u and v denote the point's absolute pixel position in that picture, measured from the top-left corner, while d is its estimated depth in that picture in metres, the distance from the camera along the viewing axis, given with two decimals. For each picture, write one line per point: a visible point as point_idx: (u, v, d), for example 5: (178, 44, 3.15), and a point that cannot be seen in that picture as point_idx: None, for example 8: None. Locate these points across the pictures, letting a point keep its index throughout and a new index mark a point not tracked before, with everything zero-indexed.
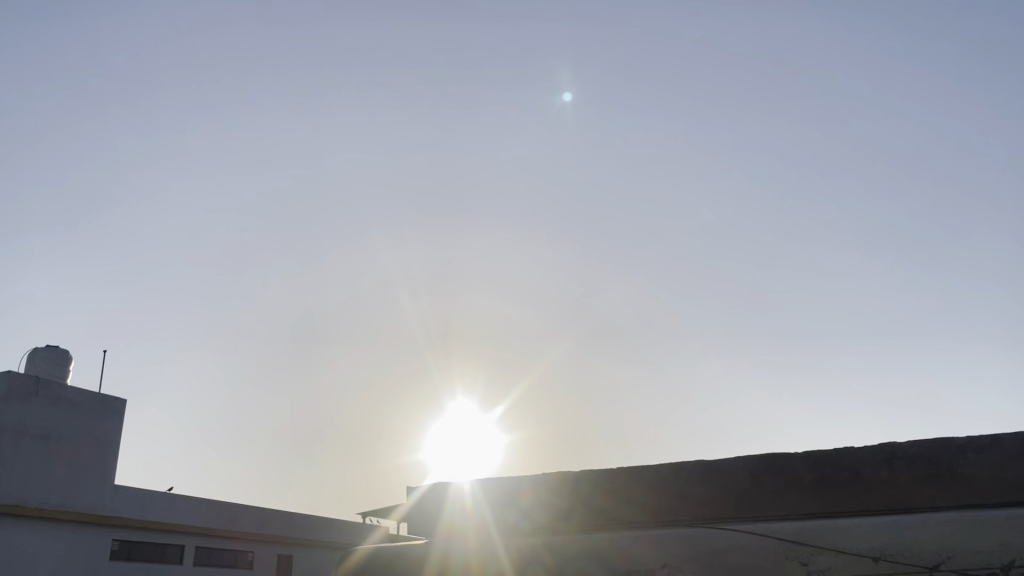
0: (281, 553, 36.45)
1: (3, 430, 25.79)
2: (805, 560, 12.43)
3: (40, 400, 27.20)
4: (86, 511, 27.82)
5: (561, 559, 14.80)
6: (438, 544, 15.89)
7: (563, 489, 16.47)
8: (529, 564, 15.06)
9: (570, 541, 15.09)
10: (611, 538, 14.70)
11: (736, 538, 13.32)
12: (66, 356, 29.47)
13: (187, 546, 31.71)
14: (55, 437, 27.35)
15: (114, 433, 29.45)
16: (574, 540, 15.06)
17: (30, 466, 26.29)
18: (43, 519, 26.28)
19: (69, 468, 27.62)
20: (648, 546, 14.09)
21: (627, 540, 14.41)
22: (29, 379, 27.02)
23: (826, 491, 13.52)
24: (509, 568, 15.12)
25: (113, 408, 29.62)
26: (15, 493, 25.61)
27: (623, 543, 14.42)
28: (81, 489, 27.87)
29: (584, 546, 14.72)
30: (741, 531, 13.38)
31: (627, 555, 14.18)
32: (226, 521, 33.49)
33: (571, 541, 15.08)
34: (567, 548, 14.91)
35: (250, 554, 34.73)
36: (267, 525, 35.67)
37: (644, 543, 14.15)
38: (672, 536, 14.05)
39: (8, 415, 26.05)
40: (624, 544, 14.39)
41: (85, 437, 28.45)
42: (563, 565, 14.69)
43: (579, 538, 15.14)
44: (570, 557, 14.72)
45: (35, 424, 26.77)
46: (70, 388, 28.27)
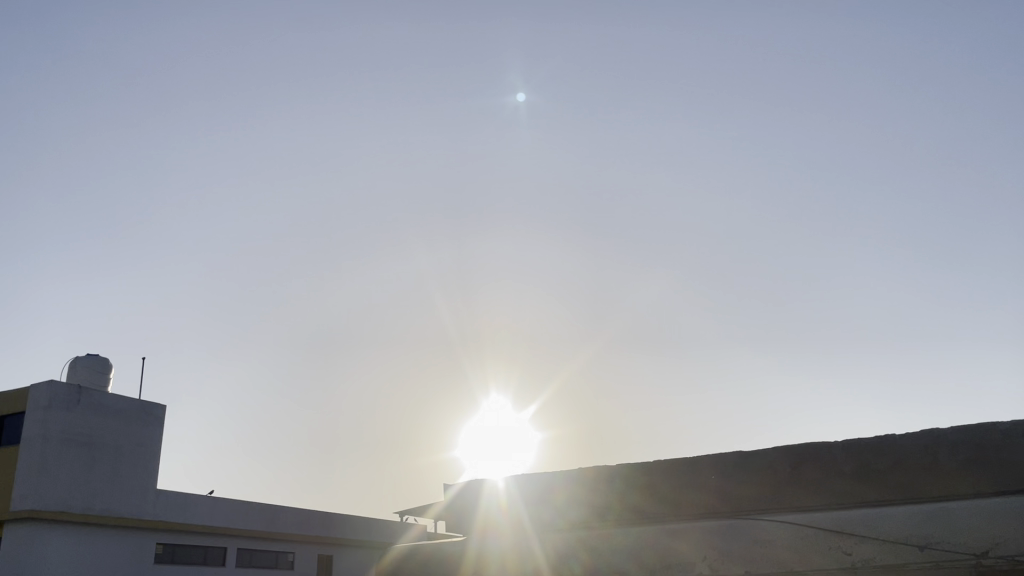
0: (322, 553, 36.87)
1: (47, 439, 26.22)
2: (849, 550, 12.37)
3: (83, 408, 27.60)
4: (130, 515, 28.32)
5: (600, 555, 14.87)
6: (474, 541, 16.03)
7: (598, 485, 16.49)
8: (565, 564, 15.13)
9: (606, 537, 15.12)
10: (647, 532, 14.72)
11: (774, 529, 13.28)
12: (106, 363, 29.97)
13: (229, 547, 32.13)
14: (97, 444, 27.79)
15: (155, 438, 29.92)
16: (610, 536, 15.08)
17: (74, 474, 26.77)
18: (88, 524, 26.85)
19: (113, 474, 28.09)
20: (685, 542, 14.09)
21: (663, 535, 14.43)
22: (72, 388, 27.38)
23: (867, 482, 13.42)
24: (546, 567, 15.21)
25: (153, 414, 30.04)
26: (61, 500, 26.11)
27: (656, 541, 14.41)
28: (125, 494, 28.36)
29: (621, 543, 14.75)
30: (778, 522, 13.37)
31: (662, 550, 14.22)
32: (266, 522, 33.89)
33: (607, 536, 15.11)
34: (604, 545, 14.93)
35: (292, 555, 35.15)
36: (307, 525, 36.02)
37: (679, 538, 14.17)
38: (707, 528, 14.05)
39: (52, 424, 26.47)
40: (660, 541, 14.40)
41: (127, 443, 28.87)
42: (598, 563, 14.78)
43: (614, 533, 15.18)
44: (606, 554, 14.79)
45: (78, 431, 27.19)
46: (110, 395, 28.64)
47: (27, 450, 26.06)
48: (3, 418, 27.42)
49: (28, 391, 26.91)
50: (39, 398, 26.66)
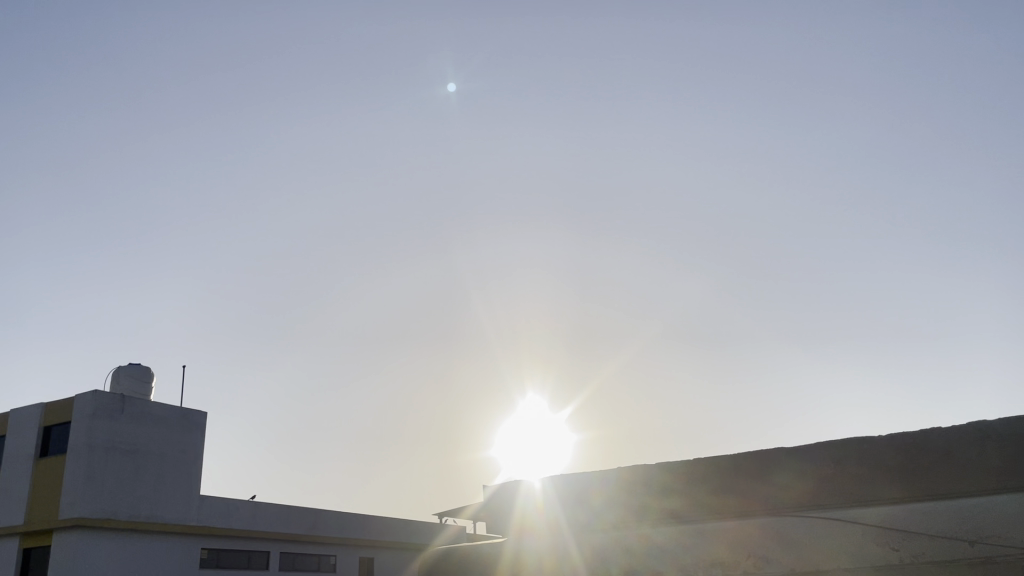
0: (363, 556, 37.15)
1: (93, 448, 26.73)
2: (897, 546, 12.27)
3: (126, 417, 28.06)
4: (174, 521, 28.79)
5: (639, 557, 14.88)
6: (511, 542, 16.14)
7: (635, 486, 16.51)
8: (601, 564, 15.18)
9: (641, 538, 15.11)
10: (685, 531, 14.74)
11: (811, 527, 13.23)
12: (148, 372, 30.50)
13: (272, 552, 32.53)
14: (141, 451, 28.27)
15: (197, 445, 30.36)
16: (648, 536, 15.07)
17: (120, 482, 27.26)
18: (135, 530, 27.35)
19: (157, 480, 28.56)
20: (725, 541, 14.06)
21: (699, 534, 14.48)
22: (115, 397, 27.85)
23: (910, 478, 13.31)
24: (584, 568, 15.28)
25: (195, 421, 30.48)
26: (107, 507, 26.62)
27: (694, 546, 14.36)
28: (169, 501, 28.82)
29: (660, 544, 14.74)
30: (817, 520, 13.30)
31: (701, 550, 14.21)
32: (308, 526, 34.26)
33: (642, 538, 15.10)
34: (641, 547, 14.93)
35: (334, 558, 35.48)
36: (348, 528, 36.34)
37: (718, 537, 14.15)
38: (747, 526, 14.02)
39: (96, 433, 26.97)
40: (698, 542, 14.39)
41: (170, 451, 29.32)
42: (634, 565, 14.83)
43: (651, 533, 15.16)
44: (643, 556, 14.81)
45: (121, 439, 27.67)
46: (152, 403, 29.07)
47: (73, 459, 26.58)
48: (50, 427, 27.99)
49: (73, 401, 27.41)
50: (84, 408, 27.13)
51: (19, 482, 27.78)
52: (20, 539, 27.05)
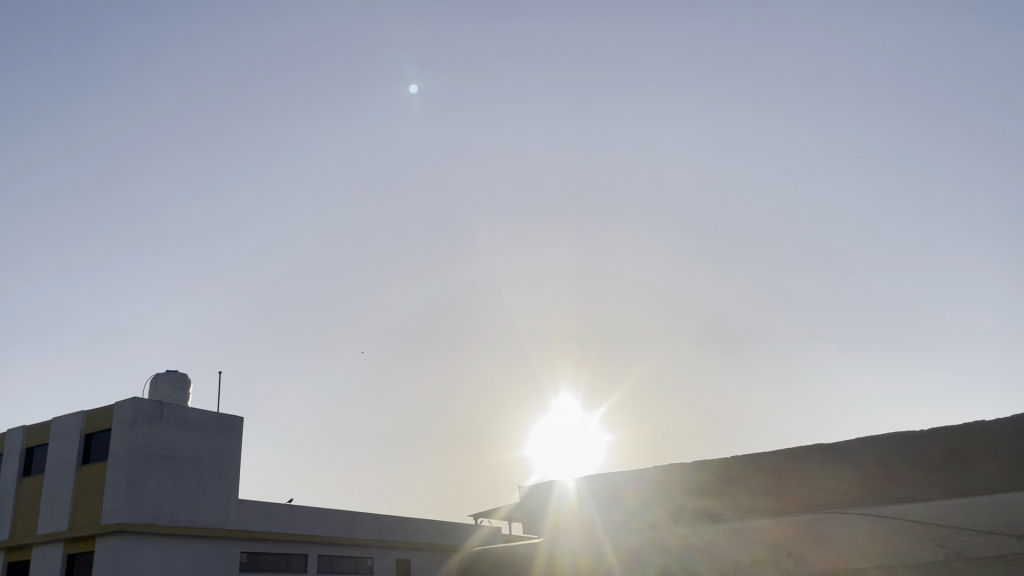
0: (400, 558, 37.33)
1: (133, 454, 27.15)
2: (942, 542, 12.06)
3: (165, 423, 28.47)
4: (213, 525, 29.16)
5: (676, 558, 14.80)
6: (545, 542, 16.18)
7: (670, 486, 16.47)
8: (637, 564, 15.12)
9: (675, 539, 15.03)
10: (722, 530, 14.66)
11: (851, 526, 13.05)
12: (185, 379, 30.92)
13: (310, 554, 32.80)
14: (180, 456, 28.66)
15: (235, 450, 30.72)
16: (684, 536, 14.98)
17: (160, 487, 27.68)
18: (176, 535, 27.75)
19: (196, 485, 28.94)
20: (765, 540, 13.92)
21: (735, 531, 14.38)
22: (154, 404, 28.25)
23: (954, 473, 13.09)
24: (619, 568, 15.24)
25: (232, 426, 30.83)
26: (148, 512, 27.05)
27: (731, 546, 14.26)
28: (209, 505, 29.19)
29: (697, 544, 14.65)
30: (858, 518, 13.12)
31: (738, 549, 14.11)
32: (345, 529, 34.53)
33: (676, 538, 15.03)
34: (676, 548, 14.85)
35: (371, 560, 35.70)
36: (384, 531, 36.56)
37: (756, 535, 14.03)
38: (786, 525, 13.87)
39: (137, 439, 27.39)
40: (735, 542, 14.27)
41: (209, 456, 29.69)
42: (670, 565, 14.74)
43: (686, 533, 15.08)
44: (679, 556, 14.72)
45: (161, 445, 28.08)
46: (191, 409, 29.46)
47: (115, 466, 27.04)
48: (91, 434, 28.50)
49: (113, 408, 27.88)
50: (124, 415, 27.59)
51: (62, 489, 28.32)
52: (64, 544, 27.56)
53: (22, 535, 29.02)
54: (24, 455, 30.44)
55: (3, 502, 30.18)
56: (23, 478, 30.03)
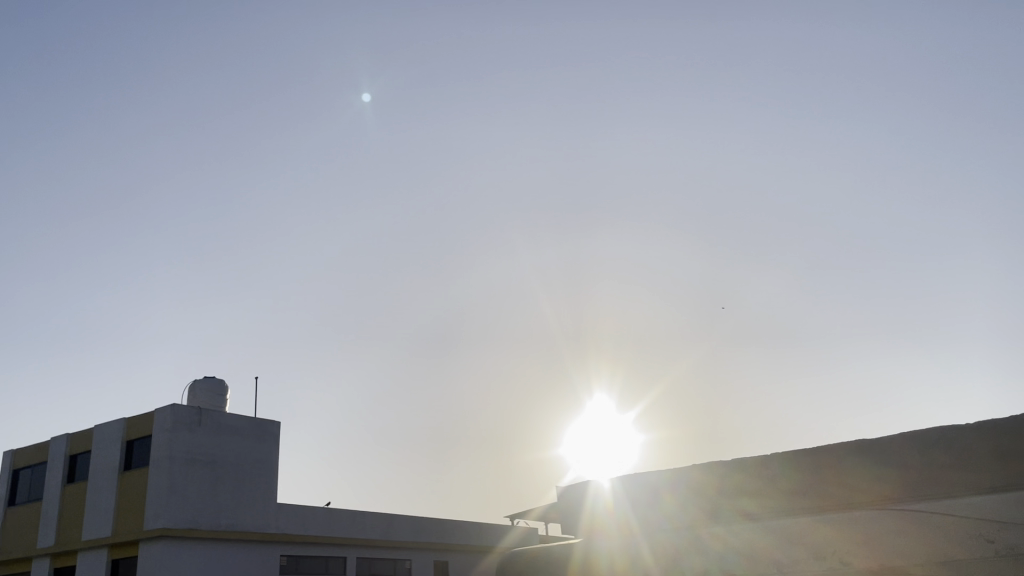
0: (438, 559, 37.44)
1: (174, 460, 27.53)
2: (992, 538, 11.87)
3: (204, 428, 28.82)
4: (253, 529, 29.47)
5: (715, 559, 14.71)
6: (581, 543, 16.21)
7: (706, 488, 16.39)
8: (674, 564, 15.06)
9: (714, 538, 14.96)
10: (761, 528, 14.51)
11: (892, 523, 12.88)
12: (222, 385, 31.28)
13: (349, 557, 33.02)
14: (220, 462, 29.00)
15: (273, 454, 31.00)
16: (724, 535, 14.88)
17: (201, 492, 28.03)
18: (217, 539, 28.08)
19: (236, 490, 29.26)
20: (805, 540, 13.74)
21: (774, 530, 14.22)
22: (193, 410, 28.60)
23: (997, 470, 12.85)
24: (657, 568, 15.22)
25: (269, 430, 31.12)
26: (189, 517, 27.41)
27: (773, 543, 14.15)
28: (248, 510, 29.50)
29: (736, 544, 14.55)
30: (903, 513, 12.91)
31: (779, 551, 13.96)
32: (382, 531, 34.72)
33: (714, 538, 14.96)
34: (715, 548, 14.77)
35: (409, 562, 35.83)
36: (421, 532, 36.70)
37: (797, 535, 13.89)
38: (828, 523, 13.71)
39: (176, 445, 27.76)
40: (777, 542, 14.12)
41: (247, 461, 29.98)
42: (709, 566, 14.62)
43: (726, 531, 14.99)
44: (720, 556, 14.63)
45: (200, 451, 28.43)
46: (229, 414, 29.79)
47: (156, 472, 27.42)
48: (132, 441, 28.94)
49: (153, 415, 28.30)
50: (164, 421, 27.97)
51: (105, 495, 28.79)
52: (107, 550, 28.01)
53: (68, 541, 29.56)
54: (68, 462, 30.99)
55: (49, 509, 30.76)
56: (68, 485, 30.58)
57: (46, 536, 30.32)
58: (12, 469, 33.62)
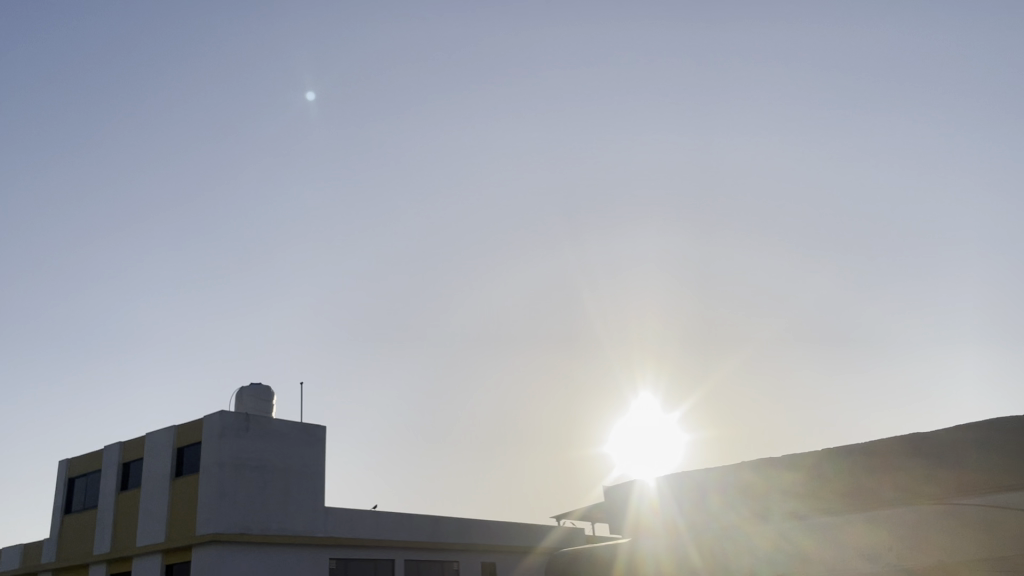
0: (485, 561, 37.54)
1: (223, 466, 27.97)
2: None
3: (252, 434, 29.24)
4: (303, 533, 29.82)
5: (760, 557, 16.71)
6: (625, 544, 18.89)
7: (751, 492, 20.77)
8: (722, 565, 17.10)
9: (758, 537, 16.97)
10: (810, 528, 16.44)
11: (941, 519, 14.99)
12: (268, 391, 31.71)
13: (397, 559, 33.22)
14: (268, 466, 29.40)
15: (319, 458, 31.32)
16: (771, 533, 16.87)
17: (250, 497, 28.45)
18: (268, 543, 28.48)
19: (285, 494, 29.63)
20: (860, 539, 15.66)
21: (825, 530, 16.14)
22: (240, 416, 29.02)
23: (991, 458, 17.17)
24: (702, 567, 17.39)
25: (315, 434, 31.45)
26: (240, 522, 27.82)
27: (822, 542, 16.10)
28: (297, 514, 29.84)
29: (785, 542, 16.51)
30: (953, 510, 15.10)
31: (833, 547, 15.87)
32: (429, 533, 34.92)
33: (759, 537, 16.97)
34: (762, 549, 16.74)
35: (456, 564, 35.96)
36: (468, 533, 36.86)
37: (852, 532, 15.81)
38: (878, 521, 15.62)
39: (226, 451, 28.21)
40: (826, 544, 16.02)
41: (294, 465, 30.33)
42: (759, 566, 16.63)
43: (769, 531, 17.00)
44: (766, 554, 16.65)
45: (249, 456, 28.84)
46: (275, 420, 30.18)
47: (207, 478, 27.90)
48: (183, 448, 29.47)
49: (202, 422, 28.80)
50: (213, 428, 28.45)
51: (158, 501, 29.33)
52: (162, 555, 28.53)
53: (123, 547, 30.17)
54: (121, 470, 31.65)
55: (103, 516, 31.45)
56: (121, 492, 31.23)
57: (102, 543, 30.98)
58: (67, 478, 34.44)
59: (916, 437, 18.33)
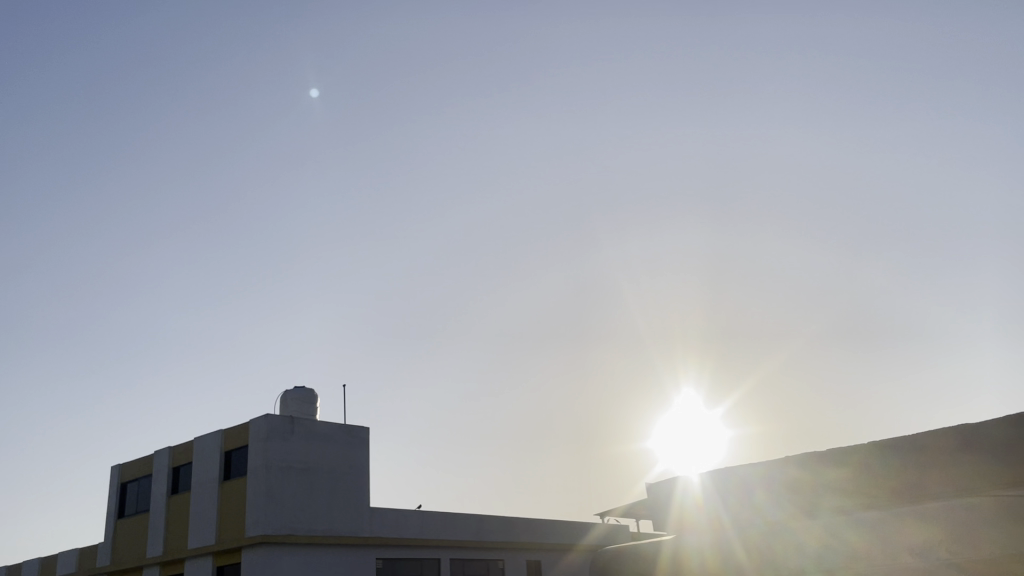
0: (530, 560, 37.56)
1: (270, 468, 28.40)
2: None
3: (297, 436, 29.62)
4: (350, 533, 30.13)
5: (806, 554, 16.50)
6: (666, 542, 18.86)
7: (797, 488, 20.56)
8: (769, 564, 16.94)
9: (806, 533, 16.75)
10: (856, 525, 16.11)
11: (995, 514, 14.67)
12: (312, 395, 32.11)
13: (442, 558, 33.39)
14: (314, 468, 29.77)
15: (364, 459, 31.62)
16: (818, 529, 16.61)
17: (297, 499, 28.84)
18: (315, 544, 28.82)
19: (330, 495, 29.97)
20: (908, 535, 15.30)
21: (872, 527, 15.83)
22: (285, 419, 29.41)
23: None
24: (747, 565, 17.25)
25: (359, 435, 31.76)
26: (287, 524, 28.21)
27: (869, 536, 15.80)
28: (343, 514, 30.14)
29: (834, 540, 16.20)
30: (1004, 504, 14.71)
31: (881, 543, 15.53)
32: (473, 532, 35.01)
33: (807, 532, 16.74)
34: (811, 545, 16.48)
35: (502, 562, 36.08)
36: (512, 532, 36.92)
37: (897, 527, 15.50)
38: (922, 517, 15.32)
39: (272, 454, 28.64)
40: (873, 540, 15.67)
41: (339, 466, 30.67)
42: (806, 564, 16.38)
43: (815, 526, 16.77)
44: (815, 551, 16.36)
45: (295, 458, 29.23)
46: (320, 422, 30.52)
47: (254, 480, 28.35)
48: (230, 452, 29.99)
49: (249, 425, 29.26)
50: (259, 431, 28.89)
51: (208, 505, 29.88)
52: (212, 557, 29.06)
53: (175, 549, 30.80)
54: (171, 474, 32.32)
55: (156, 519, 32.14)
56: (172, 496, 31.88)
57: (155, 546, 31.66)
58: (120, 483, 35.25)
59: (966, 431, 17.99)
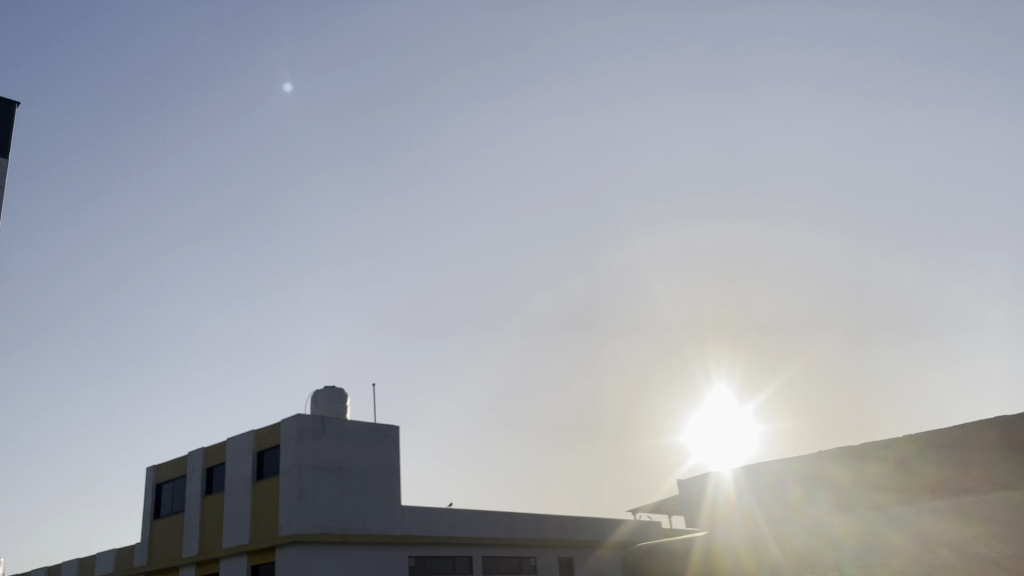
0: (561, 557, 37.58)
1: (302, 468, 28.65)
2: None
3: (328, 436, 29.85)
4: (382, 532, 30.31)
5: (843, 550, 16.37)
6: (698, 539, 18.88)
7: (832, 483, 20.48)
8: (805, 561, 16.84)
9: (842, 529, 16.65)
10: (892, 520, 16.00)
11: None
12: (342, 394, 32.32)
13: (475, 556, 33.49)
14: (345, 467, 29.99)
15: (396, 458, 31.82)
16: (854, 526, 16.49)
17: (330, 498, 29.07)
18: (348, 543, 29.05)
19: (363, 494, 30.17)
20: (944, 530, 15.19)
21: (907, 521, 15.73)
22: (316, 419, 29.64)
23: None
24: (783, 562, 17.17)
25: (390, 434, 31.94)
26: (320, 523, 28.44)
27: (905, 531, 15.68)
28: (375, 513, 30.34)
29: (871, 537, 16.08)
30: None
31: (919, 539, 15.40)
32: (504, 529, 35.08)
33: (843, 528, 16.63)
34: (847, 542, 16.37)
35: (534, 560, 36.15)
36: (543, 529, 36.95)
37: (934, 522, 15.38)
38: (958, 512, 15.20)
39: (304, 453, 28.88)
40: (911, 536, 15.55)
41: (371, 465, 30.87)
42: (844, 561, 16.26)
43: (850, 521, 16.68)
44: (852, 549, 16.24)
45: (327, 457, 29.46)
46: (351, 422, 30.74)
47: (287, 480, 28.63)
48: (263, 452, 30.29)
49: (280, 426, 29.53)
50: (291, 431, 29.16)
51: (241, 505, 30.19)
52: (247, 556, 29.37)
53: (210, 549, 31.15)
54: (205, 474, 32.69)
55: (190, 519, 32.52)
56: (206, 496, 32.23)
57: (191, 546, 32.04)
58: (155, 484, 35.69)
59: (1004, 425, 17.81)
